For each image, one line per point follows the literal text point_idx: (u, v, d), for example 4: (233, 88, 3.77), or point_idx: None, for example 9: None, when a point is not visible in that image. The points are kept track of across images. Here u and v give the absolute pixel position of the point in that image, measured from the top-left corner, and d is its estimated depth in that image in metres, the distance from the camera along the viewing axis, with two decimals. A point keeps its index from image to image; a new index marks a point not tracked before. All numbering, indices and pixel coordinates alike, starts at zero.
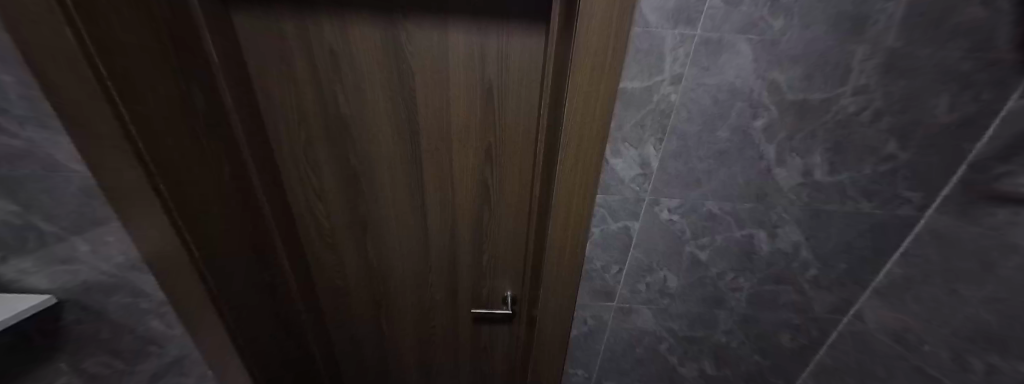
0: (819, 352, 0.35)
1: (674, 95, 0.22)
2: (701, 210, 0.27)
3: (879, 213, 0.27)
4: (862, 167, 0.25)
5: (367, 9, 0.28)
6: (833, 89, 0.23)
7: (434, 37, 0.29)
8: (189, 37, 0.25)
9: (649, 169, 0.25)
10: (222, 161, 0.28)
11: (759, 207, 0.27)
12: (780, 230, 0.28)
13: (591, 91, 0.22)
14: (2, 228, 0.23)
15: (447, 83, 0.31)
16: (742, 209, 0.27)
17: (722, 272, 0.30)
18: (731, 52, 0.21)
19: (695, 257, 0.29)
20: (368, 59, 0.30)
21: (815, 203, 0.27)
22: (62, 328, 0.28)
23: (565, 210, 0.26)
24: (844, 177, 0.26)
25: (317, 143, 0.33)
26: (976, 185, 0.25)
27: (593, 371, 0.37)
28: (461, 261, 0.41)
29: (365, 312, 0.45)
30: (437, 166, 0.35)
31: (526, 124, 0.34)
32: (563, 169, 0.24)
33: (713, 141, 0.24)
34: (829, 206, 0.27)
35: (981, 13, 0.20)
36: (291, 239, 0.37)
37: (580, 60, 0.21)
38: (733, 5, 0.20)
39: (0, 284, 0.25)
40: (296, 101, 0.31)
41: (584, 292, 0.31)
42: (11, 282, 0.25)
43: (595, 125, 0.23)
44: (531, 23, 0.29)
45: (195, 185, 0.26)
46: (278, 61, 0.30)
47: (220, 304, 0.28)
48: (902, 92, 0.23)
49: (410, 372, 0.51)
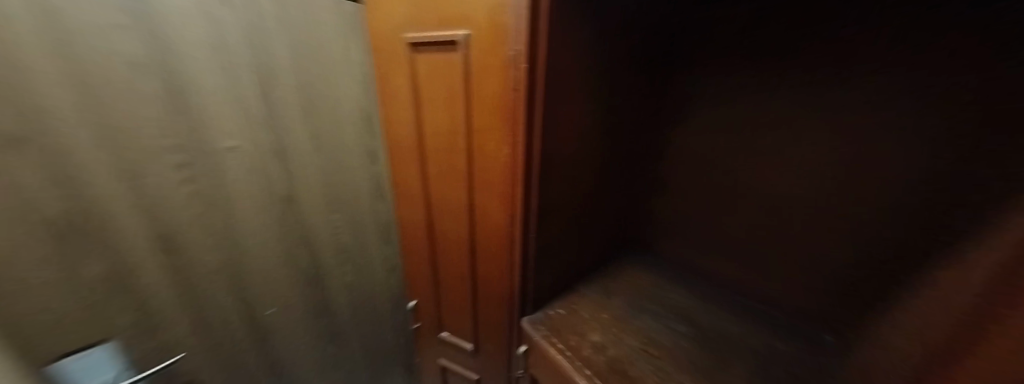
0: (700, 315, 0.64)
1: (439, 206, 0.68)
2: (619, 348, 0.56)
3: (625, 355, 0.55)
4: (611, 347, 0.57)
5: (445, 273, 0.76)
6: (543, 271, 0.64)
7: (490, 294, 0.69)
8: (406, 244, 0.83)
9: (484, 241, 0.63)
10: (424, 251, 0.78)
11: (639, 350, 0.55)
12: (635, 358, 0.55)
13: (461, 198, 0.62)
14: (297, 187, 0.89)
15: (498, 284, 0.66)
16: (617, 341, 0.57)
17: (620, 362, 0.54)
18: (436, 190, 0.66)
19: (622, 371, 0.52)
20: (467, 293, 0.73)
21: (640, 349, 0.56)
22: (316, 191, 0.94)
23: (486, 227, 0.62)
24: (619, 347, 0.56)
25: (424, 256, 0.78)
26: (572, 326, 0.63)
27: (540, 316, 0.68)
28: (414, 196, 0.71)
29: (423, 296, 0.86)
30: (481, 239, 0.64)
31: (436, 126, 0.59)
32: (478, 202, 0.60)
33: (414, 209, 0.73)
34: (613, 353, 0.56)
35: (462, 260, 0.70)
36: (427, 264, 0.80)
37: (450, 184, 0.63)
38: (446, 187, 0.64)
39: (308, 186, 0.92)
40: (440, 287, 0.79)
41: (532, 291, 0.65)
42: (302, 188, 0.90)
43: (495, 220, 0.59)
44: (407, 103, 0.61)
45: (410, 236, 0.80)
46: (444, 261, 0.74)
47: (412, 267, 0.85)
48: (469, 254, 0.68)
49: (482, 352, 0.79)
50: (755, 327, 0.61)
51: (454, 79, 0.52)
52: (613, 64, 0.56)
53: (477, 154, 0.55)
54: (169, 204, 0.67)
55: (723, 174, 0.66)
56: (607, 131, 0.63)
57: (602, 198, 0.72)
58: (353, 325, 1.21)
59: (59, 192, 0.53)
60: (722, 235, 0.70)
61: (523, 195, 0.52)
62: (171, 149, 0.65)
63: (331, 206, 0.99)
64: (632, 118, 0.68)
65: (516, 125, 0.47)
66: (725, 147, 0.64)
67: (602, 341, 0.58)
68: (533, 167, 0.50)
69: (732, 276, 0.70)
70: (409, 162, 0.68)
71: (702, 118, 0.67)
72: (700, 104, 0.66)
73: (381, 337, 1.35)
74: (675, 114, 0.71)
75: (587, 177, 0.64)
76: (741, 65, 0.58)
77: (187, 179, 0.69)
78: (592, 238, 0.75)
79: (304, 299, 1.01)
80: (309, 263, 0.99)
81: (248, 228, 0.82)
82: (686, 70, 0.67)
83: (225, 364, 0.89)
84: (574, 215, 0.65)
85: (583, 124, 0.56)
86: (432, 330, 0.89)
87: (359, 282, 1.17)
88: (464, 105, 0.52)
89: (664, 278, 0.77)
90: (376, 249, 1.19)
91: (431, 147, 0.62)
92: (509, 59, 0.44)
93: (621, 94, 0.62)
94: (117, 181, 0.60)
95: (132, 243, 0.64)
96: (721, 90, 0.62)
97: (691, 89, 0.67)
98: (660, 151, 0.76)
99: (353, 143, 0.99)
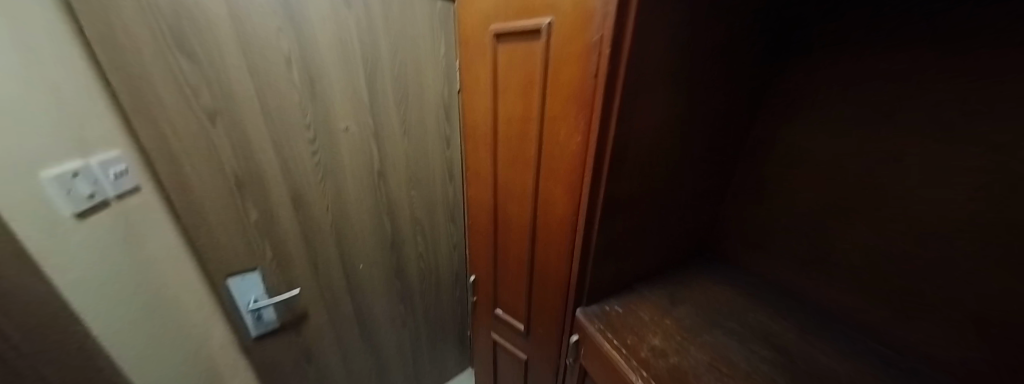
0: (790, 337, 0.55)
1: (505, 189, 0.72)
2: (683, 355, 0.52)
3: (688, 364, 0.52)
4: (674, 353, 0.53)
5: (504, 253, 0.80)
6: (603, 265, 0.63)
7: (546, 279, 0.70)
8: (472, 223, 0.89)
9: (545, 227, 0.65)
10: (486, 231, 0.83)
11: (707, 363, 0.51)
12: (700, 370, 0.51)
13: (527, 182, 0.65)
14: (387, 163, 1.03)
15: (555, 271, 0.67)
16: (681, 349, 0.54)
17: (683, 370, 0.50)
18: (504, 173, 0.70)
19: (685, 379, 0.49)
20: (524, 275, 0.76)
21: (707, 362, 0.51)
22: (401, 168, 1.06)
23: (548, 213, 0.63)
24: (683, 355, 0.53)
25: (487, 235, 0.84)
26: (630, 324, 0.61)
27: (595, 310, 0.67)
28: (483, 178, 0.77)
29: (482, 272, 0.92)
30: (543, 224, 0.65)
31: (511, 112, 0.62)
32: (543, 188, 0.62)
33: (482, 190, 0.79)
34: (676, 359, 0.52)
35: (522, 243, 0.73)
36: (488, 243, 0.85)
37: (518, 168, 0.66)
38: (514, 171, 0.67)
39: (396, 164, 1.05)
40: (498, 266, 0.84)
41: (589, 283, 0.64)
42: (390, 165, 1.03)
43: (558, 207, 0.60)
44: (486, 89, 0.65)
45: (475, 216, 0.86)
46: (505, 242, 0.78)
47: (474, 245, 0.91)
48: (529, 238, 0.70)
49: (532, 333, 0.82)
50: (869, 371, 0.48)
51: (533, 67, 0.54)
52: (708, 48, 0.51)
53: (547, 140, 0.56)
54: (298, 169, 0.86)
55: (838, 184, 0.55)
56: (691, 123, 0.58)
57: (676, 197, 0.66)
58: (419, 292, 1.36)
59: (239, 154, 0.76)
60: (828, 254, 0.58)
61: (590, 185, 0.52)
62: (305, 127, 0.83)
63: (411, 182, 1.12)
64: (723, 109, 0.61)
65: (590, 113, 0.47)
66: (845, 152, 0.53)
67: (664, 347, 0.55)
68: (604, 157, 0.49)
69: (837, 304, 0.59)
70: (482, 145, 0.73)
71: (815, 117, 0.56)
72: (815, 99, 0.56)
73: (439, 307, 1.49)
74: (780, 111, 0.62)
75: (662, 173, 0.60)
76: (876, 51, 0.47)
77: (314, 152, 0.87)
78: (659, 239, 0.70)
79: (384, 262, 1.18)
80: (390, 232, 1.14)
81: (351, 196, 0.99)
82: (800, 60, 0.57)
83: (324, 306, 1.08)
84: (643, 212, 0.62)
85: (663, 115, 0.53)
86: (488, 306, 0.95)
87: (428, 254, 1.31)
88: (539, 93, 0.54)
89: (743, 293, 0.68)
90: (444, 227, 1.31)
91: (503, 133, 0.66)
92: (591, 45, 0.43)
93: (710, 85, 0.55)
94: (271, 149, 0.80)
95: (276, 197, 0.85)
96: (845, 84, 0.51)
97: (803, 84, 0.57)
98: (756, 153, 0.68)
99: (433, 130, 1.10)
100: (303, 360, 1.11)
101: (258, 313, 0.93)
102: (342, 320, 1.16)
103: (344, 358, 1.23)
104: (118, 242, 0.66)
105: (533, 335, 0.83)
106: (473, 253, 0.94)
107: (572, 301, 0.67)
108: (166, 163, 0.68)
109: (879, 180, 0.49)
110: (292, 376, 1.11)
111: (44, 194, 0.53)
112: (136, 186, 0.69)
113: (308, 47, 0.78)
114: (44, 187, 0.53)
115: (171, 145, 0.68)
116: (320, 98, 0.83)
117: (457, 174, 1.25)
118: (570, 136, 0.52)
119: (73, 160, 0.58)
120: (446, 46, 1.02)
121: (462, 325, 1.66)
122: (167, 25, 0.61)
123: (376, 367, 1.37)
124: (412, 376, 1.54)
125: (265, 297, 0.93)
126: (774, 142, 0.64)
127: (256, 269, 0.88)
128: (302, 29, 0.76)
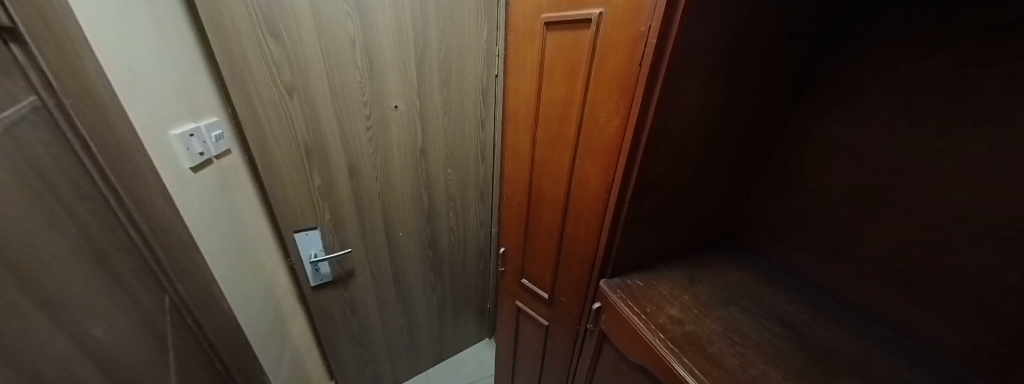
0: (804, 318, 0.59)
1: (542, 166, 0.77)
2: (699, 326, 0.58)
3: (705, 330, 0.57)
4: (689, 322, 0.59)
5: (537, 227, 0.87)
6: (628, 242, 0.68)
7: (576, 252, 0.76)
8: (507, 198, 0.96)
9: (580, 203, 0.70)
10: (520, 205, 0.90)
11: (722, 331, 0.57)
12: (716, 336, 0.56)
13: (564, 161, 0.70)
14: (428, 141, 1.11)
15: (586, 244, 0.73)
16: (698, 320, 0.59)
17: (698, 336, 0.56)
18: (543, 152, 0.76)
19: (701, 343, 0.55)
20: (554, 247, 0.83)
21: (721, 331, 0.57)
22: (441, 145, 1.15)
23: (583, 190, 0.68)
24: (699, 323, 0.59)
25: (521, 209, 0.91)
26: (652, 296, 0.67)
27: (620, 281, 0.72)
28: (522, 155, 0.83)
29: (512, 245, 1.00)
30: (579, 200, 0.70)
31: (554, 95, 0.67)
32: (579, 167, 0.67)
33: (520, 168, 0.85)
34: (692, 327, 0.58)
35: (555, 220, 0.79)
36: (521, 217, 0.92)
37: (557, 148, 0.71)
38: (553, 151, 0.72)
39: (436, 141, 1.13)
40: (529, 239, 0.92)
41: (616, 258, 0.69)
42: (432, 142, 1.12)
43: (595, 185, 0.65)
44: (532, 74, 0.71)
45: (510, 192, 0.93)
46: (539, 218, 0.85)
47: (507, 220, 0.99)
48: (562, 215, 0.76)
49: (557, 302, 0.89)
50: (880, 351, 0.52)
51: (580, 54, 0.59)
52: (751, 39, 0.53)
53: (587, 121, 0.62)
54: (355, 142, 0.96)
55: (869, 182, 0.55)
56: (726, 112, 0.60)
57: (705, 183, 0.70)
58: (448, 262, 1.47)
59: (309, 125, 0.87)
60: (852, 246, 0.59)
61: (627, 165, 0.57)
62: (362, 104, 0.93)
63: (449, 160, 1.21)
64: (761, 101, 0.63)
65: (635, 98, 0.51)
66: (884, 150, 0.52)
67: (681, 317, 0.61)
68: (642, 139, 0.54)
69: (854, 293, 0.60)
70: (522, 124, 0.79)
71: (855, 113, 0.55)
72: (854, 98, 0.55)
73: (465, 279, 1.60)
74: (819, 106, 0.61)
75: (693, 159, 0.63)
76: (926, 49, 0.46)
77: (368, 127, 0.97)
78: (684, 222, 0.74)
79: (420, 232, 1.29)
80: (427, 205, 1.24)
81: (396, 169, 1.09)
82: (841, 59, 0.56)
83: (368, 266, 1.21)
84: (673, 194, 0.66)
85: (701, 102, 0.56)
86: (515, 275, 1.04)
87: (458, 229, 1.41)
88: (585, 78, 0.59)
89: (763, 278, 0.71)
90: (474, 204, 1.40)
91: (545, 115, 0.71)
92: (640, 35, 0.48)
93: (746, 75, 0.57)
94: (335, 122, 0.91)
95: (335, 165, 0.96)
96: (891, 80, 0.50)
97: (846, 79, 0.56)
98: (789, 147, 0.68)
99: (471, 113, 1.17)
100: (349, 312, 1.27)
101: (317, 266, 1.07)
102: (381, 282, 1.30)
103: (382, 313, 1.38)
104: (220, 194, 0.78)
105: (556, 305, 0.91)
106: (505, 227, 1.02)
107: (597, 273, 0.73)
108: (253, 130, 0.81)
109: (911, 177, 0.50)
110: (340, 324, 1.27)
111: (171, 148, 0.64)
112: (228, 148, 0.81)
113: (370, 31, 0.86)
114: (171, 143, 0.64)
115: (258, 114, 0.80)
116: (376, 77, 0.92)
117: (489, 155, 1.31)
118: (613, 120, 0.56)
119: (188, 121, 0.69)
120: (489, 33, 1.07)
121: (484, 298, 1.78)
122: (259, 10, 0.71)
123: (407, 326, 1.52)
124: (438, 338, 1.69)
125: (323, 252, 1.06)
126: (809, 137, 0.63)
127: (316, 228, 1.01)
128: (366, 14, 0.84)
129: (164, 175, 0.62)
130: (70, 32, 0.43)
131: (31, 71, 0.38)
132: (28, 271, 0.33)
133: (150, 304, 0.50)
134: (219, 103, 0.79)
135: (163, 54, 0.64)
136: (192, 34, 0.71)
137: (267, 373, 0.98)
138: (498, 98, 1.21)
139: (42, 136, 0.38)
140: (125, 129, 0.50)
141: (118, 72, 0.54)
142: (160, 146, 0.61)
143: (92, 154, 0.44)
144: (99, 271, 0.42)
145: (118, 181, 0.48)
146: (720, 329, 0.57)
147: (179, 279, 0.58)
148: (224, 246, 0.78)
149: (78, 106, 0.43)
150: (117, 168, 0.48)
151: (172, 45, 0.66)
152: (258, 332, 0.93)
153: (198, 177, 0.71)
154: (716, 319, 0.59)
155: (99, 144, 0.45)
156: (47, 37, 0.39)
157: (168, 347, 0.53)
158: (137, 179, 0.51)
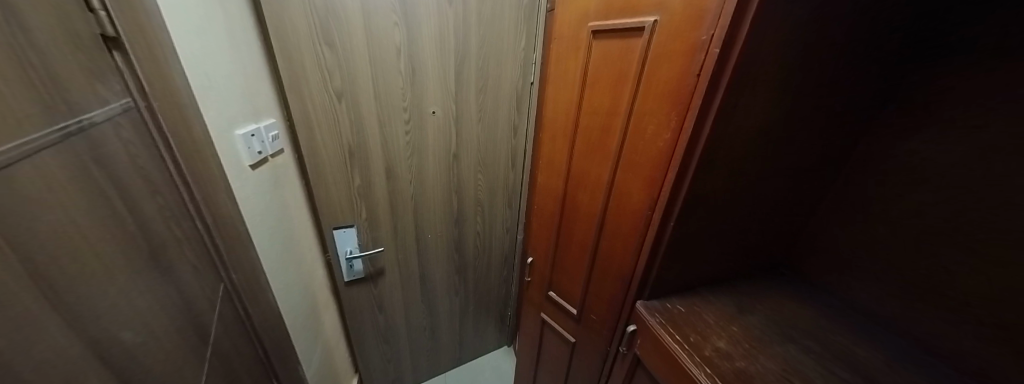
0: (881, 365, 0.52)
1: (578, 175, 0.75)
2: (751, 363, 0.52)
3: (760, 368, 0.51)
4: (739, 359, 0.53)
5: (568, 238, 0.84)
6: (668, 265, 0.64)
7: (612, 268, 0.73)
8: (538, 206, 0.94)
9: (618, 216, 0.67)
10: (552, 214, 0.88)
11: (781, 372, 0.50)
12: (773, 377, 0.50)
13: (603, 171, 0.68)
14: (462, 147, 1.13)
15: (623, 260, 0.69)
16: (750, 356, 0.54)
17: (751, 374, 0.50)
18: (581, 162, 0.73)
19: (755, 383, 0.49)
20: (586, 260, 0.80)
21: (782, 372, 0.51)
22: (474, 150, 1.16)
23: (622, 203, 0.65)
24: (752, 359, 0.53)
25: (552, 217, 0.89)
26: (695, 324, 0.62)
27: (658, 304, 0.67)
28: (556, 164, 0.81)
29: (541, 255, 0.98)
30: (617, 213, 0.67)
31: (597, 103, 0.65)
32: (620, 177, 0.64)
33: (554, 176, 0.84)
34: (743, 364, 0.52)
35: (588, 233, 0.77)
36: (552, 226, 0.90)
37: (597, 158, 0.68)
38: (592, 162, 0.70)
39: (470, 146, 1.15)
40: (559, 249, 0.89)
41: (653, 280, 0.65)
42: (466, 147, 1.14)
43: (638, 199, 0.61)
44: (573, 82, 0.70)
45: (541, 200, 0.92)
46: (571, 229, 0.82)
47: (537, 229, 0.98)
48: (597, 229, 0.73)
49: (587, 318, 0.85)
50: None
51: (628, 63, 0.56)
52: (822, 52, 0.48)
53: (632, 131, 0.59)
54: (394, 144, 1.00)
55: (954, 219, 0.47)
56: (787, 129, 0.55)
57: (758, 206, 0.64)
58: (473, 267, 1.47)
59: (353, 127, 0.91)
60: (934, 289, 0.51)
61: (674, 179, 0.53)
62: (403, 109, 0.96)
63: (481, 165, 1.21)
64: (831, 117, 0.56)
65: (689, 110, 0.48)
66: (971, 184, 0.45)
67: (729, 351, 0.55)
68: (695, 154, 0.50)
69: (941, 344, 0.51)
70: (558, 133, 0.78)
71: (947, 135, 0.47)
72: (938, 121, 0.48)
73: (488, 285, 1.59)
74: (902, 125, 0.53)
75: (747, 178, 0.58)
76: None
77: (407, 131, 1.00)
78: (732, 245, 0.68)
79: (448, 236, 1.30)
80: (456, 209, 1.26)
81: (431, 172, 1.12)
82: (924, 77, 0.50)
83: (397, 266, 1.24)
84: (722, 215, 0.61)
85: (760, 119, 0.51)
86: (542, 287, 1.01)
87: (484, 234, 1.41)
88: (632, 87, 0.57)
89: (826, 315, 0.63)
90: (502, 210, 1.39)
91: (585, 124, 0.69)
92: (699, 44, 0.45)
93: (815, 89, 0.51)
94: (377, 125, 0.95)
95: (374, 167, 1.00)
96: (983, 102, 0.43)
97: (935, 96, 0.48)
98: (861, 170, 0.60)
99: (505, 119, 1.17)
100: (376, 309, 1.30)
101: (351, 262, 1.12)
102: (409, 282, 1.32)
103: (406, 313, 1.41)
104: (272, 190, 0.83)
105: (585, 322, 0.86)
106: (534, 236, 1.00)
107: (633, 292, 0.69)
108: (305, 130, 0.86)
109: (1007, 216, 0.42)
110: (367, 320, 1.31)
111: (235, 147, 0.69)
112: (282, 148, 0.87)
113: (415, 39, 0.89)
114: (234, 142, 0.70)
115: (310, 116, 0.85)
116: (418, 83, 0.95)
117: (520, 162, 1.31)
118: (661, 135, 0.53)
119: (249, 122, 0.75)
120: (527, 41, 1.07)
121: (506, 305, 1.76)
122: (318, 21, 0.76)
123: (430, 327, 1.54)
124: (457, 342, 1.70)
125: (357, 250, 1.11)
126: (887, 159, 0.55)
127: (352, 226, 1.06)
128: (413, 24, 0.87)
129: (228, 172, 0.67)
130: (160, 43, 0.47)
131: (128, 78, 0.42)
132: (107, 259, 0.36)
133: (208, 291, 0.54)
134: (277, 105, 0.85)
135: (233, 61, 0.70)
136: (258, 43, 0.78)
137: (300, 361, 1.03)
138: (533, 106, 1.20)
139: (123, 135, 0.41)
140: (200, 130, 0.55)
141: (196, 77, 0.59)
142: (226, 144, 0.67)
143: (172, 152, 0.49)
144: (169, 258, 0.46)
145: (190, 175, 0.52)
146: (779, 370, 0.51)
147: (233, 269, 0.62)
148: (272, 238, 0.83)
149: (163, 109, 0.48)
150: (191, 167, 0.53)
151: (241, 53, 0.72)
152: (296, 322, 0.98)
153: (255, 174, 0.76)
154: (774, 358, 0.53)
155: (178, 143, 0.50)
156: (142, 49, 0.44)
157: (220, 332, 0.57)
158: (206, 176, 0.56)
